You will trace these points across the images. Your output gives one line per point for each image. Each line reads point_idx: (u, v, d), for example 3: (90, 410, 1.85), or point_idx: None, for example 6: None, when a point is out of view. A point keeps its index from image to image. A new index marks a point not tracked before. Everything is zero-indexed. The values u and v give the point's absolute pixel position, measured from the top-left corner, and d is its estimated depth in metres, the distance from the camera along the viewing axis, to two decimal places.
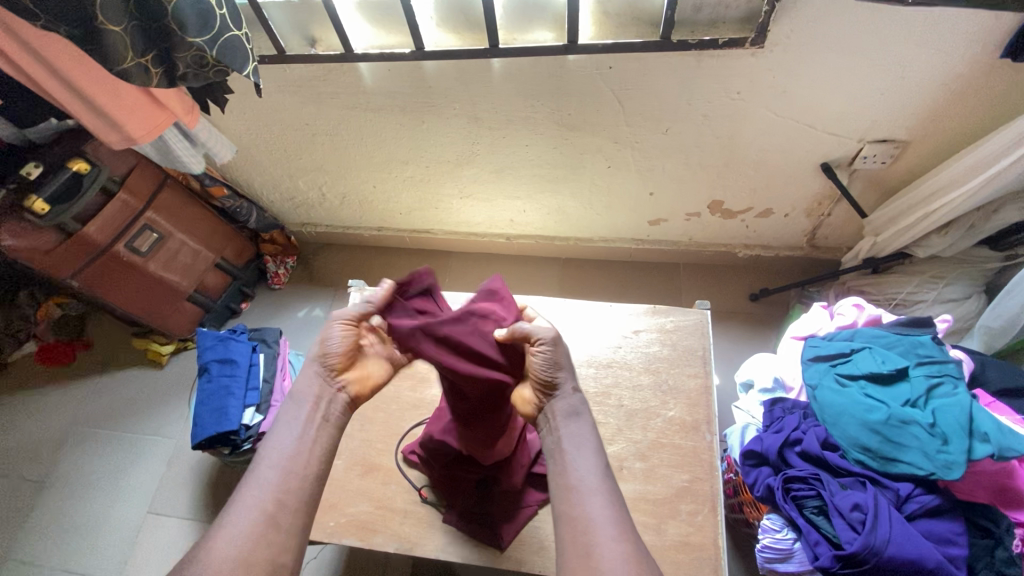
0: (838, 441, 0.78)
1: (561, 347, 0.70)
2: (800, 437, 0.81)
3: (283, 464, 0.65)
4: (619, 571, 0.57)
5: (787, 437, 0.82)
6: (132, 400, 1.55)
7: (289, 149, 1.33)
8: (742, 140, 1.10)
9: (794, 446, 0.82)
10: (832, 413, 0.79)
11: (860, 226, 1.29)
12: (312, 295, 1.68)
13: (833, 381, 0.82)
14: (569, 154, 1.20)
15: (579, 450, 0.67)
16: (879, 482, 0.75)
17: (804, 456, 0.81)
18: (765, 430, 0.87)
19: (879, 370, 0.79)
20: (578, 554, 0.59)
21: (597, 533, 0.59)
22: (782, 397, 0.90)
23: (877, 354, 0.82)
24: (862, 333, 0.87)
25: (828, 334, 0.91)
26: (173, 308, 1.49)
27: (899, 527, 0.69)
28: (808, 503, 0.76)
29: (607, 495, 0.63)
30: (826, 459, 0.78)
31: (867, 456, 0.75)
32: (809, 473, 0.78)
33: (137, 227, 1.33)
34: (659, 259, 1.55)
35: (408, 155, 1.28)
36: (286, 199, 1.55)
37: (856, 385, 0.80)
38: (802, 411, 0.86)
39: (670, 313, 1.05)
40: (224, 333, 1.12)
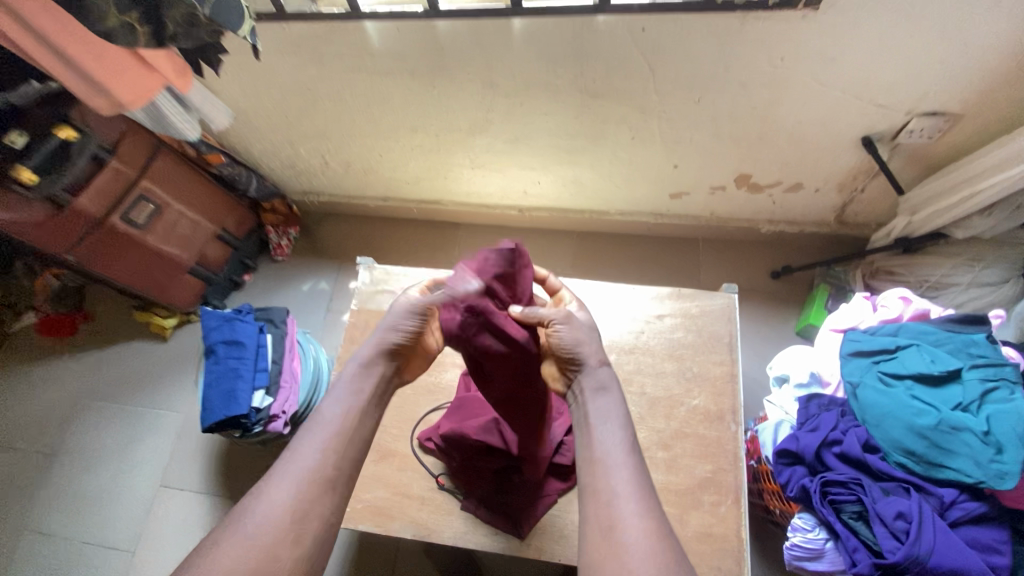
0: (878, 443, 0.77)
1: (576, 323, 0.68)
2: (840, 437, 0.79)
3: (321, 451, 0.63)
4: (643, 547, 0.53)
5: (825, 437, 0.79)
6: (137, 373, 1.52)
7: (290, 115, 1.25)
8: (779, 110, 1.02)
9: (832, 447, 0.79)
10: (875, 414, 0.78)
11: (894, 202, 1.22)
12: (318, 267, 1.63)
13: (876, 380, 0.80)
14: (590, 123, 1.12)
15: (607, 422, 0.62)
16: (923, 488, 0.74)
17: (842, 458, 0.78)
18: (799, 428, 0.84)
19: (928, 371, 0.78)
20: (599, 528, 0.55)
21: (619, 507, 0.55)
22: (817, 393, 0.87)
23: (925, 352, 0.80)
24: (907, 328, 0.84)
25: (870, 327, 0.89)
26: (174, 279, 1.45)
27: (942, 536, 0.69)
28: (847, 508, 0.75)
29: (635, 469, 0.58)
30: (867, 463, 0.77)
31: (910, 459, 0.75)
32: (850, 478, 0.76)
33: (132, 197, 1.27)
34: (677, 233, 1.49)
35: (417, 123, 1.20)
36: (287, 166, 1.47)
37: (901, 386, 0.78)
38: (839, 408, 0.84)
39: (695, 296, 1.00)
40: (229, 313, 1.07)
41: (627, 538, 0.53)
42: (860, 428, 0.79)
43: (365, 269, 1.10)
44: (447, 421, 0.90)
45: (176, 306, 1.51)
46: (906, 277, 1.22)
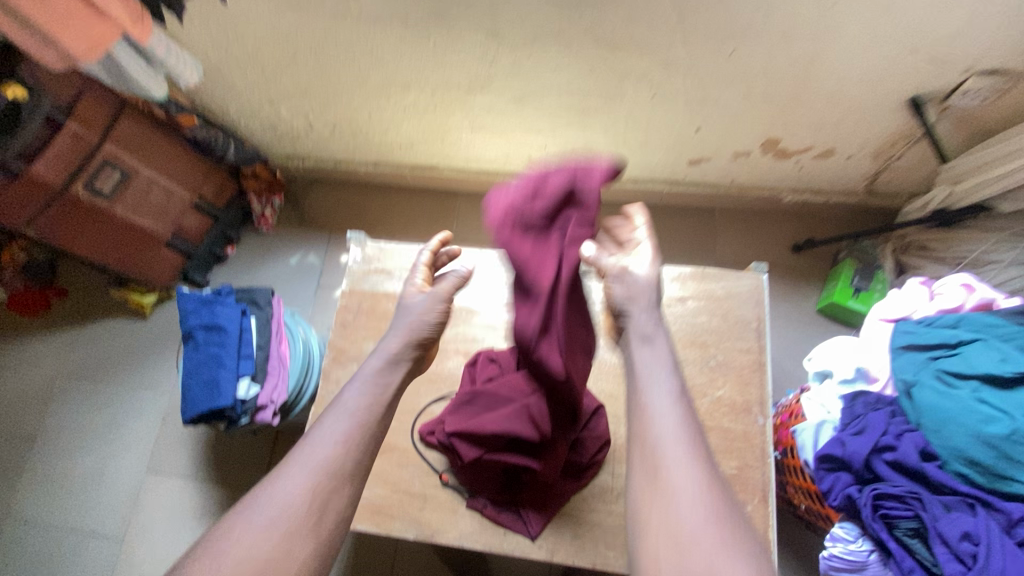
0: (938, 451, 0.64)
1: (635, 277, 0.60)
2: (893, 442, 0.65)
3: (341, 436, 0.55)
4: (692, 497, 0.47)
5: (876, 442, 0.65)
6: (117, 353, 1.43)
7: (268, 69, 1.11)
8: (822, 65, 0.90)
9: (883, 453, 0.66)
10: (933, 418, 0.64)
11: (931, 170, 1.13)
12: (306, 238, 1.52)
13: (935, 380, 0.66)
14: (606, 80, 1.00)
15: (652, 366, 0.55)
16: (988, 503, 0.60)
17: (895, 466, 0.65)
18: (843, 430, 0.69)
19: (998, 372, 0.63)
20: (646, 480, 0.49)
21: (666, 457, 0.49)
22: (864, 390, 0.73)
23: (995, 348, 0.65)
24: (968, 319, 0.69)
25: (926, 317, 0.73)
26: (151, 256, 1.34)
27: (1016, 563, 0.55)
28: (901, 524, 0.62)
29: (683, 416, 0.52)
30: (925, 473, 0.63)
31: (973, 469, 0.62)
32: (906, 491, 0.63)
33: (96, 163, 1.17)
34: (692, 203, 1.39)
35: (411, 79, 1.07)
36: (267, 128, 1.34)
37: (967, 388, 0.64)
38: (889, 408, 0.69)
39: (721, 277, 0.91)
40: (208, 295, 0.98)
41: (678, 491, 0.47)
42: (915, 432, 0.66)
43: (356, 245, 1.00)
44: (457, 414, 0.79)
45: (156, 281, 1.40)
46: (940, 251, 1.14)
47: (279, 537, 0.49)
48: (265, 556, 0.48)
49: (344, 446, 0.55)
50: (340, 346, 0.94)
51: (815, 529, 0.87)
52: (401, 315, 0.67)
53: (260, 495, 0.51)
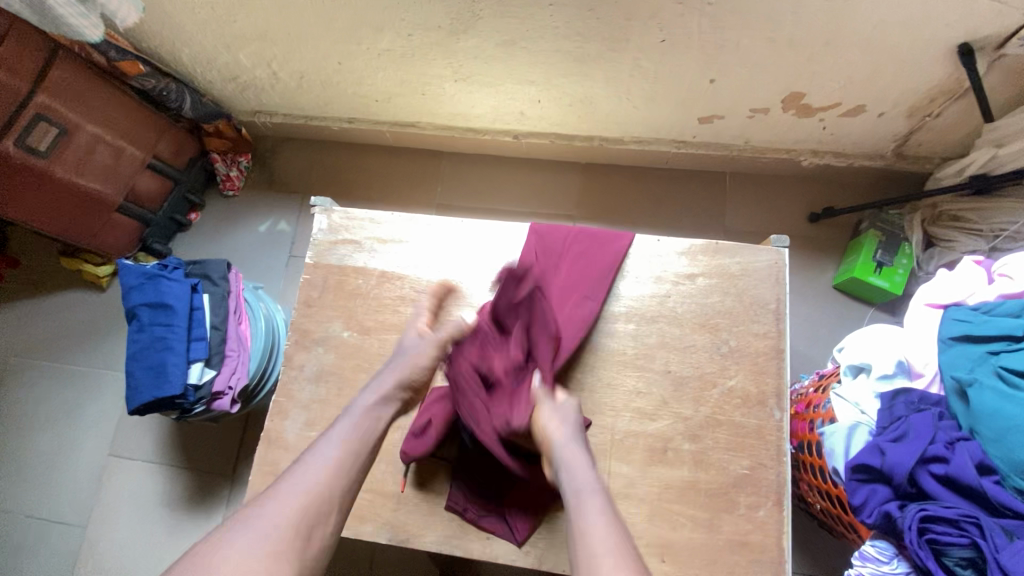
0: (996, 463, 0.53)
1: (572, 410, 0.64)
2: (944, 453, 0.55)
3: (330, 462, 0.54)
4: None
5: (922, 452, 0.55)
6: (73, 329, 1.32)
7: (217, 6, 0.96)
8: (864, 3, 0.76)
9: (931, 465, 0.55)
10: (993, 426, 0.54)
11: (972, 131, 1.00)
12: (276, 204, 1.39)
13: (995, 380, 0.56)
14: (608, 20, 0.86)
15: (579, 484, 0.55)
16: None
17: (945, 481, 0.55)
18: (880, 435, 0.59)
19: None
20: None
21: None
22: (905, 387, 0.62)
23: None
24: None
25: (982, 303, 0.62)
26: (102, 222, 1.21)
27: None
28: (951, 553, 0.52)
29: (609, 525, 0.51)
30: (982, 492, 0.52)
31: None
32: (960, 514, 0.52)
33: (27, 119, 1.00)
34: (701, 166, 1.27)
35: (383, 18, 0.93)
36: (226, 78, 1.19)
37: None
38: (936, 411, 0.59)
39: (736, 251, 0.80)
40: (153, 269, 0.86)
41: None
42: (968, 441, 0.55)
43: (321, 212, 0.88)
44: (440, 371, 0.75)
45: (109, 249, 1.27)
46: (974, 222, 1.02)
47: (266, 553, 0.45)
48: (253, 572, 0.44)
49: (332, 465, 0.54)
50: (304, 327, 0.83)
51: (828, 528, 0.80)
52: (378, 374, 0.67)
53: (242, 521, 0.48)
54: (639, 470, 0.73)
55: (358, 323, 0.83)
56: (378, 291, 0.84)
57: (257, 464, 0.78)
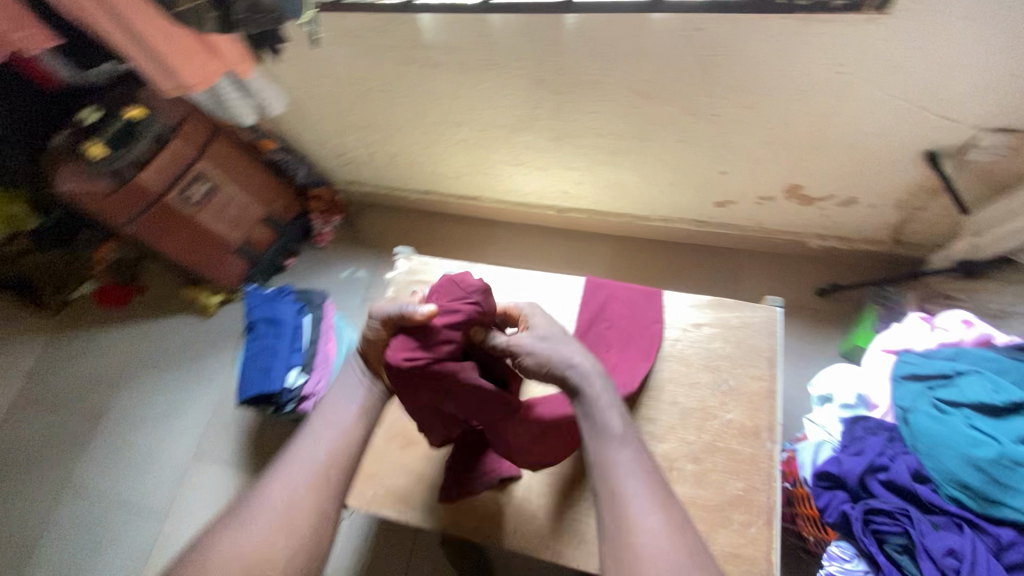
0: (930, 473, 0.71)
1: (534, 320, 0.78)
2: (886, 464, 0.72)
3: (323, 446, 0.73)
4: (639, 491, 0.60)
5: (870, 462, 0.73)
6: (180, 347, 1.58)
7: (340, 104, 1.28)
8: (837, 119, 0.97)
9: (877, 473, 0.72)
10: (927, 442, 0.72)
11: (956, 224, 1.15)
12: (355, 255, 1.66)
13: (930, 407, 0.74)
14: (638, 124, 1.11)
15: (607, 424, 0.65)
16: (977, 525, 0.67)
17: (888, 486, 0.71)
18: (842, 451, 0.77)
19: (989, 402, 0.71)
20: (618, 531, 0.58)
21: (635, 508, 0.58)
22: (863, 415, 0.79)
23: (988, 381, 0.73)
24: (965, 353, 0.77)
25: (925, 350, 0.81)
26: (221, 259, 1.50)
27: None
28: (890, 540, 0.68)
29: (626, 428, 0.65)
30: (916, 493, 0.70)
31: (964, 493, 0.68)
32: (897, 508, 0.69)
33: (189, 178, 1.31)
34: (720, 243, 1.46)
35: (463, 117, 1.21)
36: (334, 156, 1.51)
37: (958, 414, 0.72)
38: (888, 434, 0.76)
39: (738, 308, 0.97)
40: (272, 293, 1.11)
41: (649, 544, 0.56)
42: (909, 456, 0.72)
43: (402, 258, 1.12)
44: (445, 353, 0.71)
45: (222, 284, 1.56)
46: (965, 301, 1.14)
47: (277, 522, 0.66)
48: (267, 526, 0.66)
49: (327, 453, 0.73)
50: None
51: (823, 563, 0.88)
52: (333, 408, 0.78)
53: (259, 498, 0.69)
54: None
55: None
56: None
57: None
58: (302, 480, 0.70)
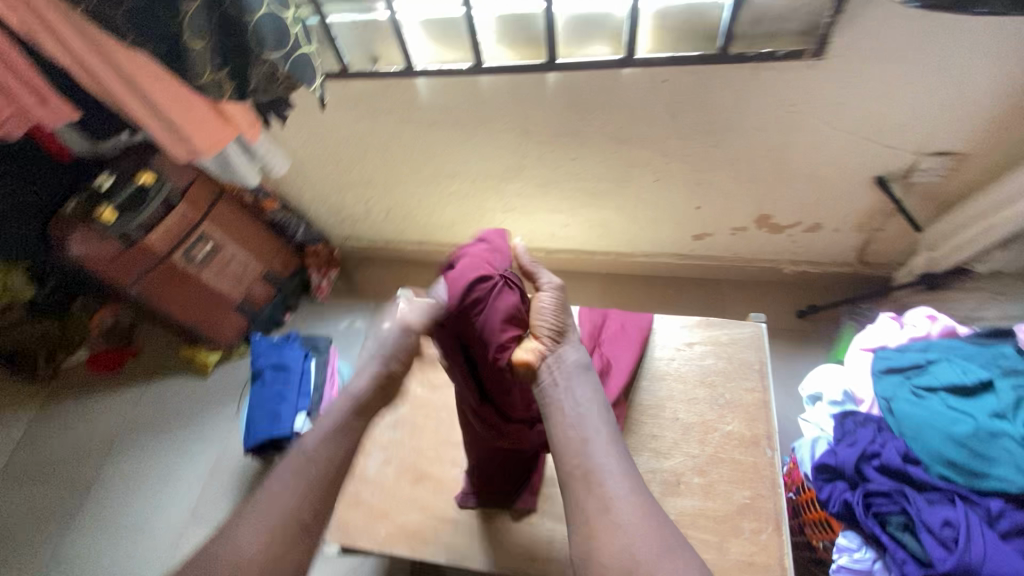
0: (919, 455, 0.75)
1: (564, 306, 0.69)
2: (878, 450, 0.76)
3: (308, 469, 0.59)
4: (616, 475, 0.56)
5: (863, 450, 0.76)
6: (177, 409, 1.56)
7: (339, 163, 1.37)
8: (793, 153, 1.09)
9: (871, 460, 0.76)
10: (912, 426, 0.77)
11: (913, 241, 1.26)
12: (353, 307, 1.71)
13: (909, 394, 0.80)
14: (617, 167, 1.21)
15: (588, 405, 0.62)
16: (967, 498, 0.71)
17: (882, 470, 0.75)
18: (837, 443, 0.80)
19: (960, 382, 0.77)
20: (595, 501, 0.55)
21: (608, 484, 0.55)
22: (851, 411, 0.83)
23: (957, 365, 0.80)
24: (935, 344, 0.84)
25: (899, 345, 0.88)
26: (219, 315, 1.52)
27: (994, 544, 0.65)
28: (891, 520, 0.72)
29: (603, 417, 0.62)
30: (909, 474, 0.73)
31: (952, 471, 0.72)
32: (893, 488, 0.73)
33: (194, 238, 1.37)
34: (702, 275, 1.55)
35: (455, 169, 1.31)
36: (331, 213, 1.59)
37: (936, 398, 0.78)
38: (876, 425, 0.80)
39: (724, 325, 1.03)
40: (279, 340, 1.14)
41: (624, 527, 0.53)
42: (897, 440, 0.77)
43: None
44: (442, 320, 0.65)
45: (219, 340, 1.57)
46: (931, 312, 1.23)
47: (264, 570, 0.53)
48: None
49: (302, 483, 0.57)
50: None
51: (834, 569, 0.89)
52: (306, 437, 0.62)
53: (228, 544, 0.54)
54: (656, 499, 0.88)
55: (429, 382, 1.07)
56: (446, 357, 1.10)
57: (342, 495, 0.96)
58: (269, 514, 0.55)
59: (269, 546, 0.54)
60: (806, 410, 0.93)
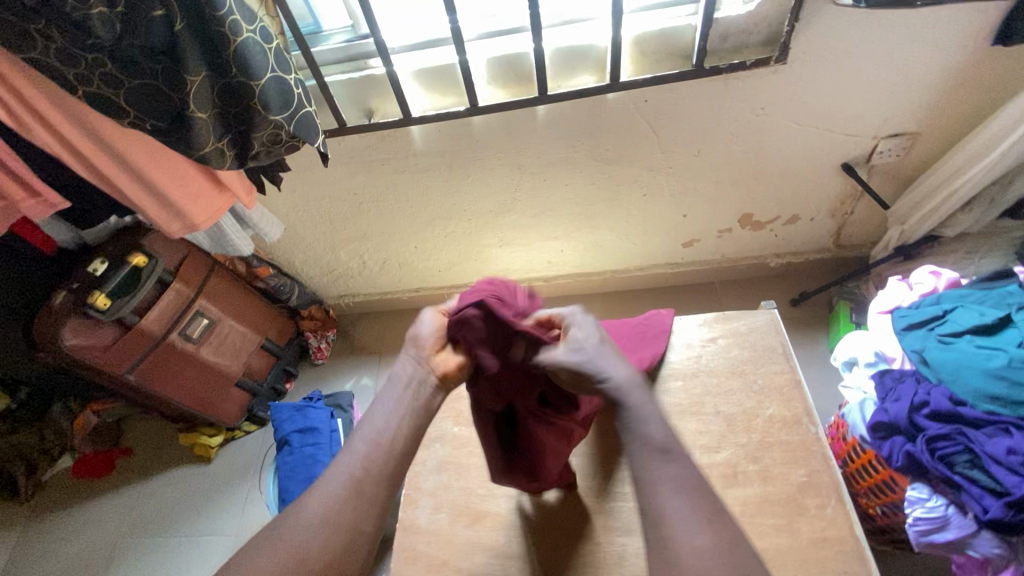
0: (964, 396, 0.81)
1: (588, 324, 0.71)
2: (925, 399, 0.82)
3: (373, 439, 0.64)
4: (683, 510, 0.53)
5: (911, 402, 0.83)
6: (183, 502, 1.45)
7: (334, 220, 1.38)
8: (766, 152, 1.19)
9: (921, 409, 0.82)
10: (949, 370, 0.83)
11: (881, 219, 1.37)
12: (356, 365, 1.67)
13: (937, 342, 0.87)
14: (607, 187, 1.28)
15: (654, 436, 0.58)
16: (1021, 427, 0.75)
17: (934, 417, 0.81)
18: (884, 401, 0.87)
19: (982, 322, 0.85)
20: (655, 548, 0.53)
21: (676, 525, 0.52)
22: (888, 370, 0.91)
23: (973, 309, 0.88)
24: (946, 295, 0.93)
25: (912, 303, 0.97)
26: (221, 394, 1.45)
27: None
28: (957, 459, 0.76)
29: (672, 452, 0.57)
30: (961, 414, 0.79)
31: (998, 405, 0.78)
32: (951, 429, 0.78)
33: (189, 316, 1.32)
34: (694, 280, 1.61)
35: (451, 210, 1.35)
36: (324, 272, 1.58)
37: (964, 340, 0.85)
38: (914, 378, 0.88)
39: (740, 316, 1.08)
40: (300, 403, 1.14)
41: (694, 563, 0.50)
42: (940, 387, 0.83)
43: None
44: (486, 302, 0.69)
45: (223, 421, 1.49)
46: None
47: (326, 537, 0.57)
48: (312, 552, 0.56)
49: (364, 462, 0.62)
50: None
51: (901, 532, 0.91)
52: (372, 416, 0.67)
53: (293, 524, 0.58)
54: (719, 493, 0.88)
55: (465, 419, 1.05)
56: None
57: (397, 551, 0.91)
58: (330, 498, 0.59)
59: (329, 511, 0.58)
60: (845, 378, 1.02)
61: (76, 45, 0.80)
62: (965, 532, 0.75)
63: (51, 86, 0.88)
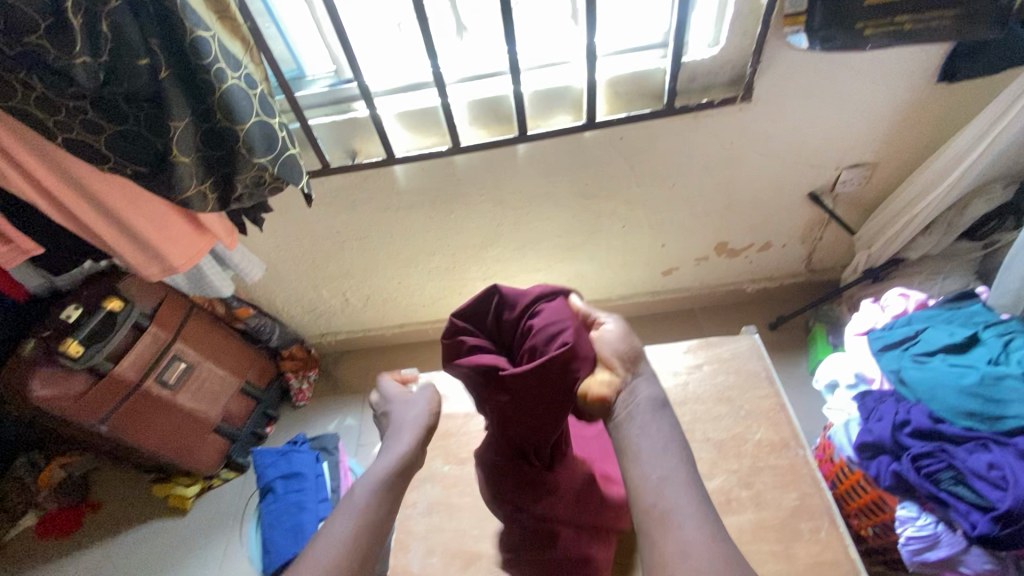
0: (943, 414, 0.83)
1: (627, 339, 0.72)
2: (907, 418, 0.85)
3: (358, 515, 0.62)
4: (687, 513, 0.55)
5: (893, 421, 0.85)
6: (156, 560, 1.37)
7: (316, 259, 1.37)
8: (737, 184, 1.24)
9: (903, 428, 0.84)
10: (926, 388, 0.86)
11: (849, 244, 1.44)
12: (339, 405, 1.63)
13: (913, 362, 0.90)
14: (586, 220, 1.31)
15: (661, 445, 0.61)
16: (998, 441, 0.77)
17: (917, 435, 0.83)
18: (867, 422, 0.89)
19: (952, 342, 0.90)
20: (670, 548, 0.52)
21: (676, 517, 0.54)
22: (867, 390, 0.95)
23: (943, 330, 0.93)
24: (915, 316, 0.98)
25: (886, 325, 1.01)
26: (199, 441, 1.40)
27: None
28: (943, 477, 0.78)
29: (680, 460, 0.60)
30: (941, 432, 0.81)
31: (975, 421, 0.80)
32: (933, 447, 0.80)
33: (166, 362, 1.28)
34: (675, 308, 1.64)
35: (435, 246, 1.36)
36: (306, 311, 1.56)
37: (938, 359, 0.88)
38: (892, 398, 0.90)
39: (723, 342, 1.10)
40: (284, 448, 1.18)
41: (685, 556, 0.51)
42: (919, 405, 0.86)
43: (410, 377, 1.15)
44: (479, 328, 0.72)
45: (199, 469, 1.43)
46: None
47: None
48: None
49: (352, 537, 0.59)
50: None
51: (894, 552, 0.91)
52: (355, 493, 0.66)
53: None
54: None
55: (454, 457, 1.03)
56: (465, 430, 1.07)
57: None
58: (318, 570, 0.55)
59: None
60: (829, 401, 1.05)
61: (57, 93, 0.79)
62: (955, 549, 0.77)
63: (29, 133, 0.87)
